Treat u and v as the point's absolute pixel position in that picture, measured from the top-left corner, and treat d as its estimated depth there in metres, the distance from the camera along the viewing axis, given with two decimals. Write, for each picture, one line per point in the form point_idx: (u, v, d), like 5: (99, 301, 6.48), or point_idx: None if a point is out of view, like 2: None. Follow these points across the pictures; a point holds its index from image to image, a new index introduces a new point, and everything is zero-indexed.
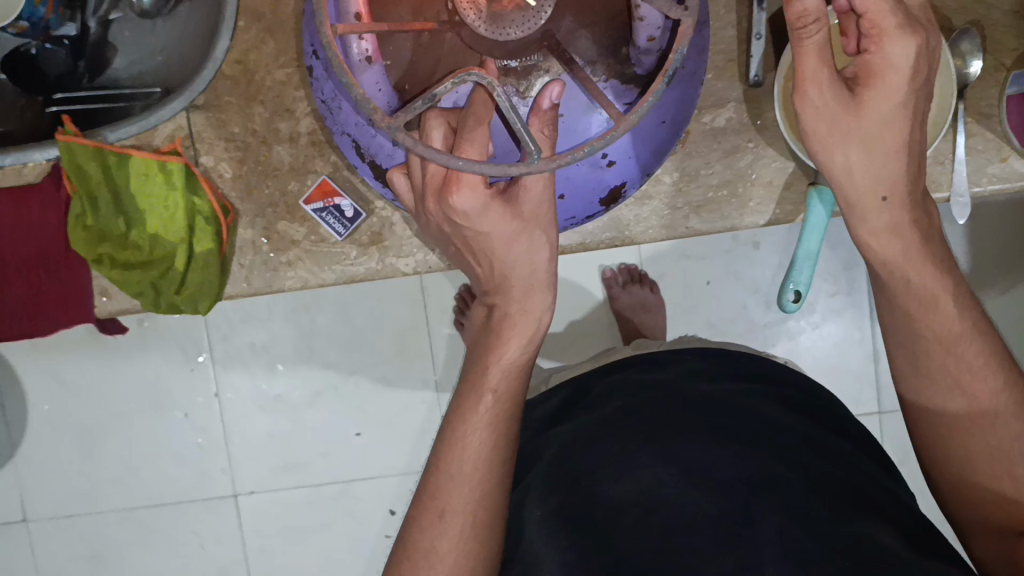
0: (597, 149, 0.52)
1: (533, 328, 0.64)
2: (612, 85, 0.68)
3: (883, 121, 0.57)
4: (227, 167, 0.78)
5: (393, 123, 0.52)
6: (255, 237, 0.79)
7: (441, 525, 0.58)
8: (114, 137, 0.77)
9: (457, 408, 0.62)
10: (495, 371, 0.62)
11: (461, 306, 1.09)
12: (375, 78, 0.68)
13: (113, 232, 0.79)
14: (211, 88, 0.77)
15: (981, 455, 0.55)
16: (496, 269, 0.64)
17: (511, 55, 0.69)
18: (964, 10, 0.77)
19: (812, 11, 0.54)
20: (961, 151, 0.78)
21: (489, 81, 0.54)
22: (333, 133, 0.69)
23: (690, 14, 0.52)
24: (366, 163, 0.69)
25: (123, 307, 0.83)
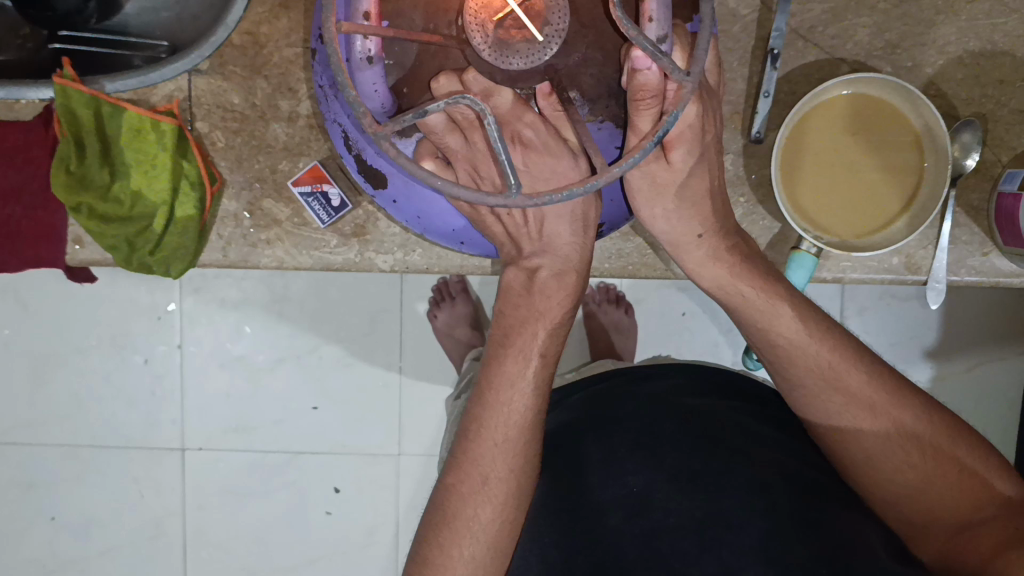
0: (576, 194, 0.50)
1: (575, 292, 0.67)
2: (608, 128, 0.62)
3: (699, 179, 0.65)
4: (221, 135, 0.78)
5: (380, 132, 0.50)
6: (238, 210, 0.78)
7: (485, 490, 0.62)
8: (112, 88, 0.76)
9: (503, 374, 0.64)
10: (542, 333, 0.65)
11: (437, 300, 1.10)
12: (373, 78, 0.57)
13: (96, 180, 0.78)
14: (218, 54, 0.76)
15: (930, 492, 0.59)
16: (542, 232, 0.65)
17: (514, 81, 0.61)
18: (972, 101, 0.78)
19: (653, 86, 0.53)
20: (945, 238, 0.78)
21: (482, 108, 0.49)
22: (326, 118, 0.66)
23: (692, 80, 0.49)
24: (352, 156, 0.66)
25: (95, 259, 0.80)
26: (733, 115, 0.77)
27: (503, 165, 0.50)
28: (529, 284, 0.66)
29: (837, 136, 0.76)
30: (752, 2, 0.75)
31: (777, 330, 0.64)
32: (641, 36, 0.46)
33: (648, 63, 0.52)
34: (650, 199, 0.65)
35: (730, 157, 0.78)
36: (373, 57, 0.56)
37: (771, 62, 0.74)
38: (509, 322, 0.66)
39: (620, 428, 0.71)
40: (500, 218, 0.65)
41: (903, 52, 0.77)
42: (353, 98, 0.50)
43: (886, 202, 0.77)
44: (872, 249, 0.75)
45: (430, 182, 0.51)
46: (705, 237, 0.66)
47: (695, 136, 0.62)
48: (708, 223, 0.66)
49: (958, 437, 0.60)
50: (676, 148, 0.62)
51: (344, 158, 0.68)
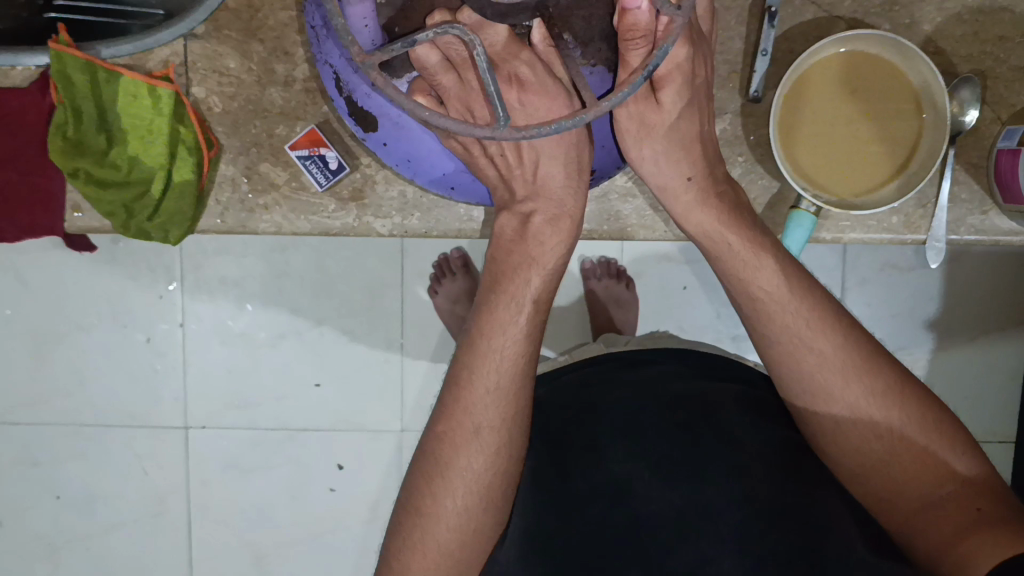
0: (566, 129, 0.49)
1: (568, 238, 0.67)
2: (599, 73, 0.58)
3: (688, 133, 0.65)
4: (217, 100, 0.77)
5: (367, 61, 0.48)
6: (235, 175, 0.78)
7: (478, 440, 0.61)
8: (108, 52, 0.76)
9: (494, 320, 0.63)
10: (535, 280, 0.64)
11: (438, 276, 1.11)
12: (364, 13, 0.53)
13: (93, 146, 0.77)
14: (213, 18, 0.75)
15: (902, 463, 0.58)
16: (537, 174, 0.66)
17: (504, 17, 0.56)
18: (971, 58, 0.78)
19: (643, 26, 0.51)
20: (945, 198, 0.78)
21: (471, 38, 0.48)
22: (317, 60, 0.65)
23: (682, 14, 0.48)
24: (343, 99, 0.65)
25: (93, 226, 0.82)
26: (731, 75, 0.77)
27: (489, 93, 0.48)
28: (523, 229, 0.66)
29: (830, 103, 0.76)
30: None
31: (756, 285, 0.62)
32: None
33: (637, 2, 0.50)
34: (639, 141, 0.65)
35: (728, 117, 0.78)
36: None
37: (769, 20, 0.73)
38: (501, 269, 0.65)
39: (608, 411, 0.70)
40: (492, 160, 0.65)
41: (901, 9, 0.77)
42: (340, 28, 0.48)
43: (874, 170, 0.77)
44: (869, 209, 0.75)
45: (418, 114, 0.50)
46: (694, 181, 0.66)
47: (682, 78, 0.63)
48: (698, 169, 0.66)
49: (928, 419, 0.59)
50: (665, 88, 0.63)
51: (335, 102, 0.67)
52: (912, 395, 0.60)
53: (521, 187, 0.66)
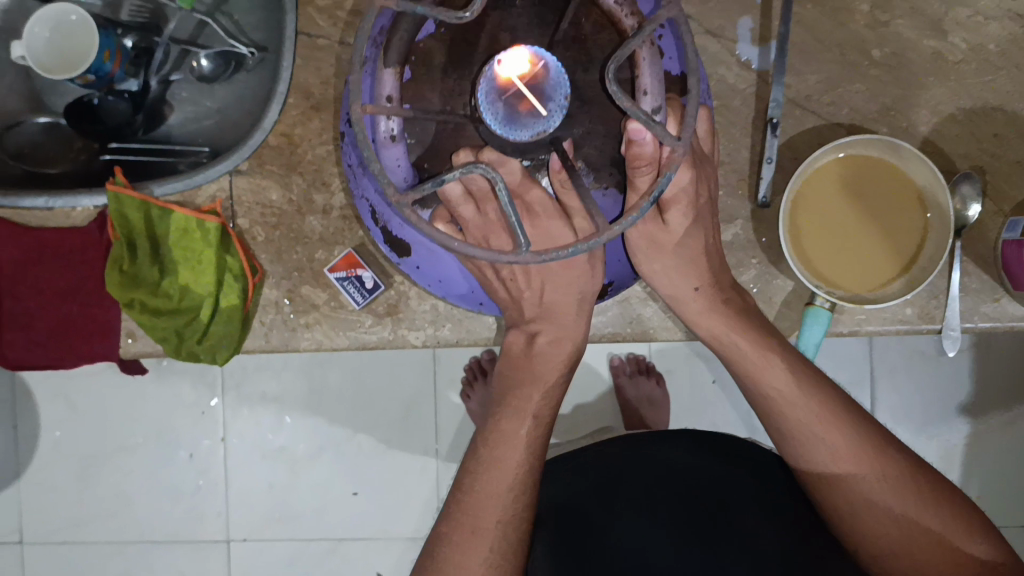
0: (584, 250, 0.52)
1: (570, 356, 0.71)
2: (611, 196, 0.63)
3: (694, 243, 0.70)
4: (260, 230, 0.83)
5: (402, 201, 0.53)
6: (279, 297, 0.83)
7: (475, 540, 0.64)
8: (160, 190, 0.80)
9: (499, 431, 0.68)
10: (537, 396, 0.69)
11: (469, 380, 1.13)
12: (397, 155, 0.58)
13: (147, 278, 0.84)
14: (257, 155, 0.82)
15: (914, 549, 0.62)
16: (543, 299, 0.70)
17: (522, 153, 0.59)
18: (969, 155, 0.82)
19: (648, 155, 0.56)
20: (955, 287, 0.81)
21: (494, 175, 0.52)
22: (355, 194, 0.71)
23: (683, 144, 0.52)
24: (378, 228, 0.70)
25: (146, 351, 0.84)
26: (740, 183, 0.82)
27: (511, 224, 0.53)
28: (528, 348, 0.70)
29: (833, 204, 0.80)
30: (748, 78, 0.81)
31: (767, 384, 0.67)
32: (636, 107, 0.49)
33: (643, 135, 0.55)
34: (648, 258, 0.69)
35: (740, 222, 0.82)
36: (395, 134, 0.57)
37: (771, 130, 0.79)
38: (506, 386, 0.70)
39: (633, 483, 0.78)
40: (504, 283, 0.70)
41: (897, 114, 0.81)
42: (377, 171, 0.53)
43: (883, 267, 0.80)
44: (880, 302, 0.78)
45: (449, 245, 0.53)
46: (701, 289, 0.70)
47: (686, 198, 0.68)
48: (703, 278, 0.70)
49: (942, 504, 0.63)
50: (671, 210, 0.68)
51: (371, 231, 0.72)
52: (924, 479, 0.64)
53: (531, 305, 0.70)
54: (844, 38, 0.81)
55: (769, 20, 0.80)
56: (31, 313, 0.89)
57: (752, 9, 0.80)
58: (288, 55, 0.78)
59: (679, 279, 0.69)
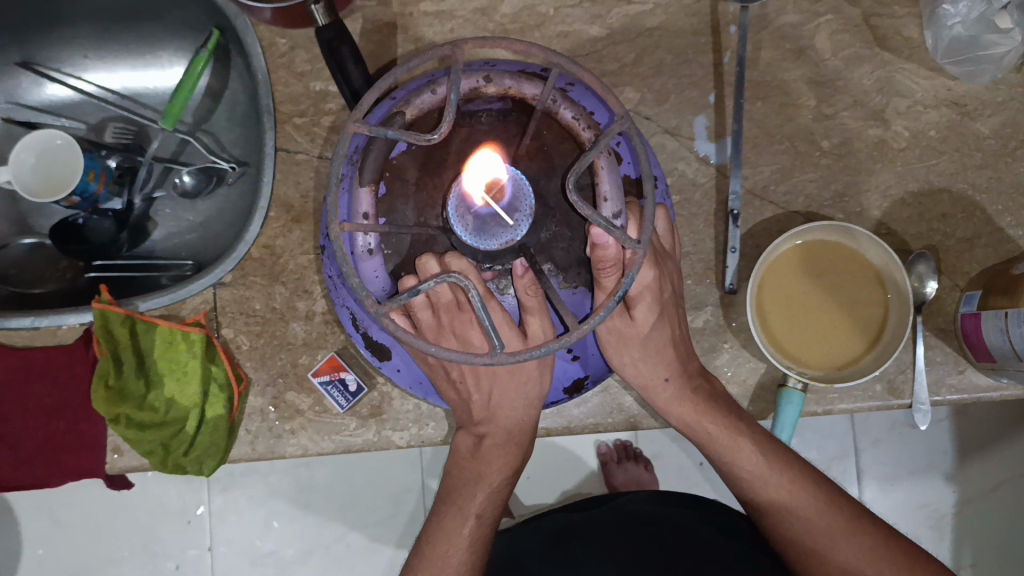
0: (554, 349, 0.54)
1: (517, 460, 0.75)
2: (581, 293, 0.66)
3: (660, 336, 0.73)
4: (245, 338, 0.85)
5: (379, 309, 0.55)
6: (264, 404, 0.84)
7: None
8: (145, 305, 0.82)
9: (443, 527, 0.72)
10: (480, 495, 0.73)
11: None
12: (375, 266, 0.62)
13: (132, 392, 0.84)
14: (240, 267, 0.85)
15: None
16: (490, 404, 0.74)
17: (492, 258, 0.63)
18: (921, 236, 0.86)
19: (611, 258, 0.60)
20: (920, 360, 0.84)
21: (466, 282, 0.54)
22: (335, 301, 0.75)
23: (643, 247, 0.54)
24: (360, 334, 0.75)
25: (133, 465, 0.84)
26: (707, 271, 0.85)
27: (485, 326, 0.53)
28: (476, 449, 0.74)
29: (795, 287, 0.83)
30: (708, 171, 0.85)
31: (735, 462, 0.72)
32: (595, 215, 0.52)
33: (605, 238, 0.58)
34: (618, 351, 0.73)
35: (709, 308, 0.85)
36: (372, 248, 0.61)
37: (732, 221, 0.83)
38: (455, 482, 0.75)
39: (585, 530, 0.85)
40: (454, 385, 0.74)
41: (850, 200, 0.86)
42: (354, 284, 0.55)
43: (850, 345, 0.83)
44: (850, 380, 0.80)
45: (425, 349, 0.54)
46: (672, 378, 0.73)
47: (650, 293, 0.72)
48: (672, 368, 0.73)
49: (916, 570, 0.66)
50: (638, 305, 0.72)
51: (353, 337, 0.75)
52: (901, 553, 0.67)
53: (481, 406, 0.74)
54: (793, 131, 0.86)
55: (722, 117, 0.85)
56: (18, 430, 0.89)
57: (706, 108, 0.85)
58: (268, 172, 0.83)
59: (651, 370, 0.73)
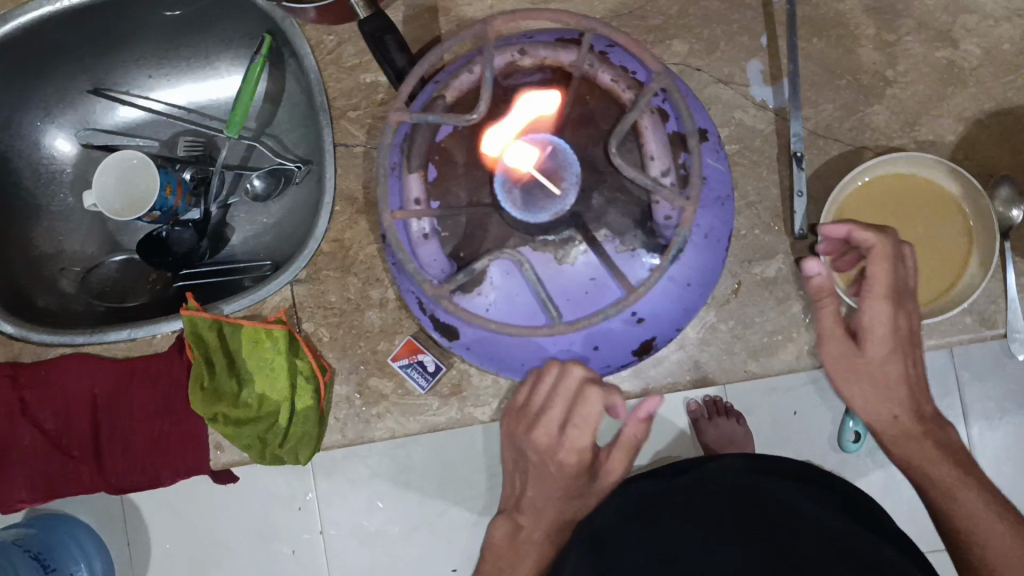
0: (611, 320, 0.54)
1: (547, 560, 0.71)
2: (642, 256, 0.62)
3: (882, 361, 0.70)
4: (325, 331, 0.89)
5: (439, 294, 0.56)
6: (349, 392, 0.89)
7: None
8: (229, 308, 0.87)
9: None
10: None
11: None
12: (431, 251, 0.63)
13: (226, 392, 0.87)
14: (313, 263, 0.88)
15: None
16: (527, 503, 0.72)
17: (545, 230, 0.60)
18: (1003, 158, 0.81)
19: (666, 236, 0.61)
20: (1011, 288, 0.81)
21: (520, 259, 0.56)
22: (398, 282, 0.74)
23: (693, 201, 0.54)
24: (428, 317, 0.72)
25: (236, 459, 0.92)
26: (774, 219, 0.83)
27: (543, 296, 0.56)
28: (512, 537, 0.73)
29: (873, 223, 0.80)
30: (767, 116, 0.83)
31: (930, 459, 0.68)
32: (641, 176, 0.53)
33: (666, 211, 0.61)
34: (853, 388, 0.72)
35: (781, 256, 0.83)
36: (427, 232, 0.62)
37: (797, 163, 0.79)
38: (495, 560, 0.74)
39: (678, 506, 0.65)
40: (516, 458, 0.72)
41: (922, 127, 0.82)
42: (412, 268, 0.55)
43: (936, 276, 0.80)
44: (936, 316, 0.77)
45: (488, 326, 0.56)
46: (900, 416, 0.70)
47: (883, 328, 0.69)
48: (905, 406, 0.70)
49: None
50: (871, 342, 0.70)
51: (421, 320, 0.75)
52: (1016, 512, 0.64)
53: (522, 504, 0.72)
54: (854, 65, 0.82)
55: (777, 60, 0.83)
56: (125, 435, 0.91)
57: (759, 52, 0.83)
58: (330, 168, 0.85)
59: (879, 405, 0.70)
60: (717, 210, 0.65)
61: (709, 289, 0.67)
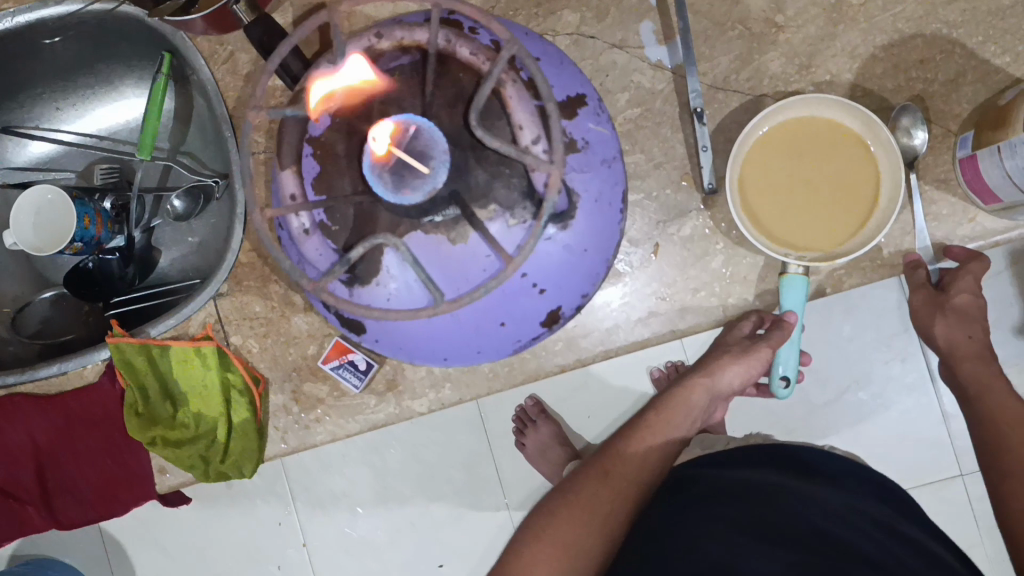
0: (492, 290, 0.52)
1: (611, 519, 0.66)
2: (522, 227, 0.60)
3: None
4: (253, 342, 0.88)
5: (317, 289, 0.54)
6: (285, 400, 0.89)
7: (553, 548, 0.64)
8: (155, 331, 0.86)
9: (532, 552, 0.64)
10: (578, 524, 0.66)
11: (519, 429, 0.87)
12: (316, 246, 0.62)
13: (161, 415, 0.87)
14: (234, 275, 0.88)
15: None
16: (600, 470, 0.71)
17: (428, 212, 0.58)
18: (901, 89, 0.82)
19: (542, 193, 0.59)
20: (921, 221, 0.81)
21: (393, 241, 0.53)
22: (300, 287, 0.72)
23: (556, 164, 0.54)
24: (331, 312, 0.70)
25: (183, 481, 0.92)
26: (684, 177, 0.83)
27: None
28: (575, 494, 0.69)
29: (780, 165, 0.80)
30: (665, 76, 0.83)
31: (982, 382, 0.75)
32: (502, 144, 0.52)
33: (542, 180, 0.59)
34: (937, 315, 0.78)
35: (695, 214, 0.84)
36: (308, 228, 0.62)
37: (698, 120, 0.80)
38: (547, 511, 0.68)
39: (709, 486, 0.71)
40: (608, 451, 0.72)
41: (817, 69, 0.82)
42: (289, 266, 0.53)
43: (847, 214, 0.79)
44: (851, 254, 0.77)
45: (370, 313, 0.53)
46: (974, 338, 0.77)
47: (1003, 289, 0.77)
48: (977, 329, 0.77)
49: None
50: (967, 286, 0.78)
51: (328, 317, 0.73)
52: None
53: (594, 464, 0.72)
54: (744, 14, 0.82)
55: (668, 18, 0.83)
56: (70, 471, 0.91)
57: (649, 13, 0.83)
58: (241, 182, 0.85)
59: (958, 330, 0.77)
60: (603, 172, 0.65)
61: (603, 250, 0.67)
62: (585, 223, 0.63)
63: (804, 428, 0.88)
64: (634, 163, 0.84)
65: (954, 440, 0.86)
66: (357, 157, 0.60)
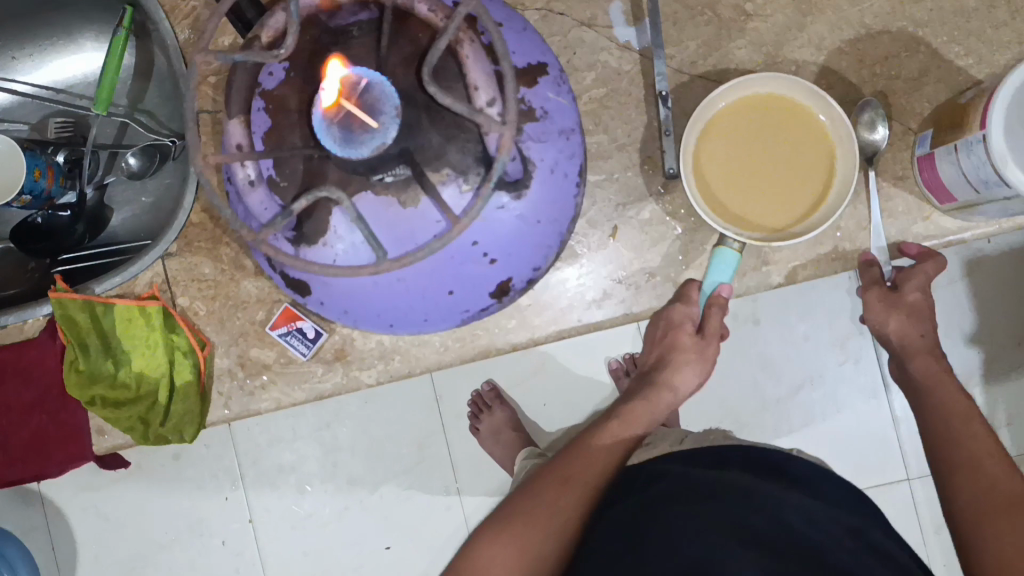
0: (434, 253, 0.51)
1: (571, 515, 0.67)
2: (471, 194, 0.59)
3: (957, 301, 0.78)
4: (201, 304, 0.87)
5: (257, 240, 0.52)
6: (230, 365, 0.87)
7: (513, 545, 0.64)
8: (100, 288, 0.84)
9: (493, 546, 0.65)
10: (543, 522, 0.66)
11: (473, 413, 0.87)
12: (261, 200, 0.61)
13: (103, 374, 0.85)
14: (183, 235, 0.86)
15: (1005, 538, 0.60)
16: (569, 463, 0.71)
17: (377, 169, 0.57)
18: (864, 83, 0.82)
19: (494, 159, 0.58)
20: (876, 215, 0.82)
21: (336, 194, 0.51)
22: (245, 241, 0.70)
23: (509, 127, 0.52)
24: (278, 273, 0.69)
25: (120, 443, 0.90)
26: (645, 160, 0.83)
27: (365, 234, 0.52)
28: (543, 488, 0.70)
29: (741, 151, 0.79)
30: (632, 57, 0.83)
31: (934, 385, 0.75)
32: (454, 102, 0.50)
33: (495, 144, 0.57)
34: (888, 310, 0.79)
35: (654, 199, 0.83)
36: (253, 179, 0.61)
37: (662, 103, 0.79)
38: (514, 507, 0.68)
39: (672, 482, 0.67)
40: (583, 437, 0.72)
41: (783, 60, 0.82)
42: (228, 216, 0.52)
43: (799, 200, 0.79)
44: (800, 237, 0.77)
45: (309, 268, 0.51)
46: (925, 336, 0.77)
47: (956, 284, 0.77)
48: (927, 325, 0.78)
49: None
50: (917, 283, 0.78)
51: (273, 277, 0.71)
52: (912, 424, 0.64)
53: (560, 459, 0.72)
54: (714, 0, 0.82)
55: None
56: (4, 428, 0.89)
57: None
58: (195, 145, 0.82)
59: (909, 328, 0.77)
60: (560, 143, 0.64)
61: (558, 224, 0.66)
62: (540, 194, 0.63)
63: (756, 422, 0.88)
64: (596, 143, 0.83)
65: (901, 439, 0.87)
66: (308, 112, 0.59)
